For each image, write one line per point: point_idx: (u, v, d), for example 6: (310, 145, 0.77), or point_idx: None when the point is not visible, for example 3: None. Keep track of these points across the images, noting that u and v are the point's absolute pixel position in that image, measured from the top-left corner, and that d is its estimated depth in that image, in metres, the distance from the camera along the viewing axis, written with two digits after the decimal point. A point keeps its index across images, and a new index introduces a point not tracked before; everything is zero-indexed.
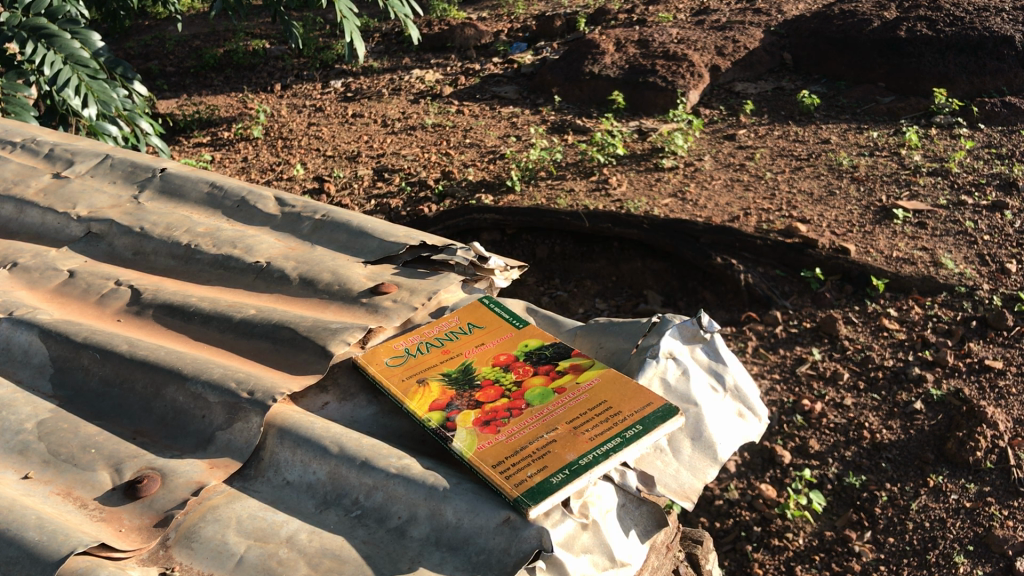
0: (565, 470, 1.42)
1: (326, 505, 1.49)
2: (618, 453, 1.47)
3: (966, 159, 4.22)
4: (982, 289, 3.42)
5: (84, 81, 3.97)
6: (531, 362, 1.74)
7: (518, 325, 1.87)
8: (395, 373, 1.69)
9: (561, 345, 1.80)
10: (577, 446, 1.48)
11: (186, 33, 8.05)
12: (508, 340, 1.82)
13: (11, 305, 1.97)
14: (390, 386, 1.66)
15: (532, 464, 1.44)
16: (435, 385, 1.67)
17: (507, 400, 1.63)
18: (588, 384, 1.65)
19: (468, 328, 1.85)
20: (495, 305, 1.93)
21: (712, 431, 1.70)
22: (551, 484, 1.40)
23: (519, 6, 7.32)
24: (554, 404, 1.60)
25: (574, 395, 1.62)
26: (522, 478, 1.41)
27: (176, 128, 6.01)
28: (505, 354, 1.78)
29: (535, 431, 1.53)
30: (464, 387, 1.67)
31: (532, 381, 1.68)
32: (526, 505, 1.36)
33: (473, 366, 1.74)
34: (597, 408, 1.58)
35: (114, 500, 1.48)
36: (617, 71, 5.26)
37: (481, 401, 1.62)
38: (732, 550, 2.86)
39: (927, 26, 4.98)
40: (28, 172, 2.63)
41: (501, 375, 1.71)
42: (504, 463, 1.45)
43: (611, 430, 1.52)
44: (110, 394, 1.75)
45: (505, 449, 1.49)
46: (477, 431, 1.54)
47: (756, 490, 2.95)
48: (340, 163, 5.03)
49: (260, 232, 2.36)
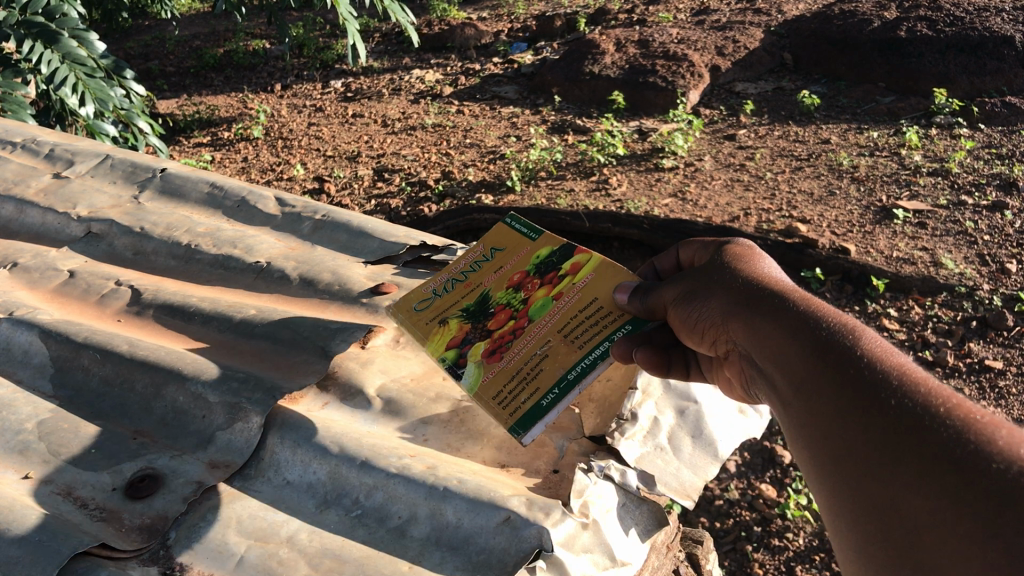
0: (555, 388, 1.41)
1: (326, 505, 1.49)
2: (608, 357, 1.44)
3: (966, 159, 4.22)
4: (982, 289, 3.41)
5: (80, 79, 3.98)
6: (539, 275, 1.65)
7: (535, 236, 1.75)
8: (422, 317, 1.65)
9: (568, 244, 1.69)
10: (566, 358, 1.45)
11: (186, 33, 8.03)
12: (525, 255, 1.72)
13: (11, 305, 1.97)
14: (415, 332, 1.63)
15: (525, 388, 1.44)
16: (453, 322, 1.62)
17: (515, 322, 1.57)
18: (583, 284, 1.58)
19: (491, 253, 1.76)
20: (517, 220, 1.82)
21: (713, 428, 1.65)
22: (542, 407, 1.40)
23: (519, 6, 7.32)
24: (551, 315, 1.55)
25: (570, 300, 1.56)
26: (516, 406, 1.42)
27: (177, 128, 6.01)
28: (519, 272, 1.68)
29: (530, 348, 1.50)
30: (479, 317, 1.61)
31: (535, 294, 1.61)
32: (517, 433, 1.37)
33: (490, 293, 1.66)
34: (589, 310, 1.53)
35: (114, 500, 1.48)
36: (617, 70, 5.26)
37: (491, 328, 1.57)
38: (732, 551, 2.69)
39: (927, 26, 4.98)
40: (28, 172, 2.63)
41: (513, 296, 1.63)
42: (501, 392, 1.45)
43: (600, 334, 1.48)
44: (110, 393, 1.75)
45: (504, 376, 1.47)
46: (484, 362, 1.51)
47: (756, 490, 2.81)
48: (340, 163, 5.03)
49: (261, 232, 2.36)
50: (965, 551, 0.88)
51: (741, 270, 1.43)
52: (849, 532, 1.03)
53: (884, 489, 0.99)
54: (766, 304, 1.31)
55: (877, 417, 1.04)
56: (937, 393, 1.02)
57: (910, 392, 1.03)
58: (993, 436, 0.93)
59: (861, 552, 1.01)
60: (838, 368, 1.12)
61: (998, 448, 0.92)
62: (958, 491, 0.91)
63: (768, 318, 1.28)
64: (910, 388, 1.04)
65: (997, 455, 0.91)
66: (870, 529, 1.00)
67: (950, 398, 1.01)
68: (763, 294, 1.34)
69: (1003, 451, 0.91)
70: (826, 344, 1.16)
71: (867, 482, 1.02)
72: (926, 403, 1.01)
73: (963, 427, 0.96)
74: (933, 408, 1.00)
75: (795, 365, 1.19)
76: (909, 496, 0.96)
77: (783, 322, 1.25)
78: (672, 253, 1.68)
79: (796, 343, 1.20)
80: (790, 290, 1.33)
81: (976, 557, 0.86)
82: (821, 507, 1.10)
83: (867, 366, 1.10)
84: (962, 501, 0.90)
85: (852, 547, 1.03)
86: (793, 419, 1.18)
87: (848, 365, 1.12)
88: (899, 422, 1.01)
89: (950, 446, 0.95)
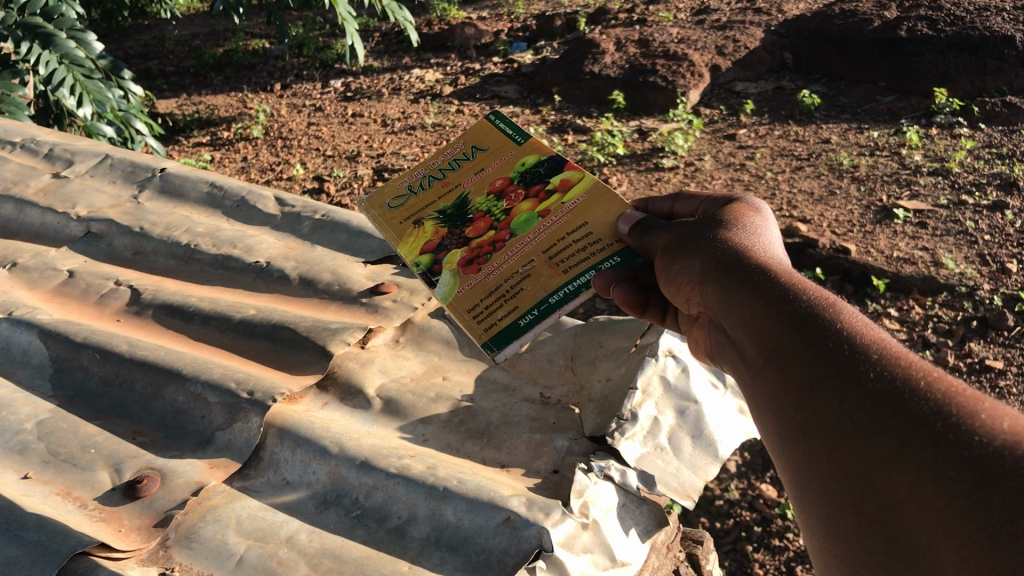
0: (535, 310, 1.43)
1: (326, 505, 1.49)
2: (590, 286, 1.45)
3: (966, 159, 4.21)
4: (982, 290, 3.40)
5: (78, 80, 3.97)
6: (523, 185, 1.62)
7: (520, 140, 1.70)
8: (396, 216, 1.65)
9: (557, 157, 1.65)
10: (549, 281, 1.45)
11: (185, 33, 8.01)
12: (508, 159, 1.68)
13: (11, 305, 1.97)
14: (388, 232, 1.63)
15: (503, 305, 1.45)
16: (429, 225, 1.61)
17: (495, 233, 1.56)
18: (573, 204, 1.55)
19: (471, 152, 1.71)
20: (500, 118, 1.75)
21: (713, 428, 1.64)
22: (519, 327, 1.42)
23: (519, 6, 7.30)
24: (536, 233, 1.53)
25: (557, 219, 1.54)
26: (492, 322, 1.44)
27: (176, 128, 5.99)
28: (501, 178, 1.65)
29: (512, 264, 1.50)
30: (457, 223, 1.60)
31: (519, 207, 1.59)
32: (491, 351, 1.40)
33: (469, 197, 1.63)
34: (577, 233, 1.51)
35: (114, 500, 1.48)
36: (617, 70, 5.25)
37: (469, 237, 1.56)
38: (732, 551, 2.68)
39: (927, 26, 4.96)
40: (28, 172, 2.63)
41: (494, 204, 1.61)
42: (478, 306, 1.46)
43: (587, 261, 1.47)
44: (109, 393, 1.75)
45: (481, 290, 1.48)
46: (460, 272, 1.51)
47: (756, 490, 2.80)
48: (340, 163, 5.02)
49: (260, 232, 2.35)
50: (946, 528, 0.82)
51: (725, 232, 1.35)
52: (821, 512, 0.97)
53: (859, 465, 0.93)
54: (744, 270, 1.24)
55: (855, 390, 0.97)
56: (918, 366, 0.96)
57: (889, 365, 0.97)
58: (975, 411, 0.88)
59: (832, 532, 0.95)
60: (815, 339, 1.05)
61: (980, 422, 0.86)
62: (940, 466, 0.85)
63: (744, 282, 1.21)
64: (889, 362, 0.97)
65: (978, 430, 0.85)
66: (843, 509, 0.94)
67: (931, 372, 0.95)
68: (743, 258, 1.26)
69: (985, 426, 0.85)
70: (804, 314, 1.10)
71: (839, 457, 0.95)
72: (906, 376, 0.94)
73: (944, 400, 0.90)
74: (913, 382, 0.94)
75: (768, 332, 1.13)
76: (886, 471, 0.90)
77: (760, 290, 1.18)
78: (668, 198, 1.62)
79: (771, 310, 1.14)
80: (771, 258, 1.27)
81: (958, 536, 0.81)
82: (791, 484, 1.03)
83: (846, 338, 1.03)
84: (944, 475, 0.84)
85: (823, 527, 0.97)
86: (761, 386, 1.12)
87: (826, 336, 1.05)
88: (877, 395, 0.94)
89: (931, 420, 0.89)
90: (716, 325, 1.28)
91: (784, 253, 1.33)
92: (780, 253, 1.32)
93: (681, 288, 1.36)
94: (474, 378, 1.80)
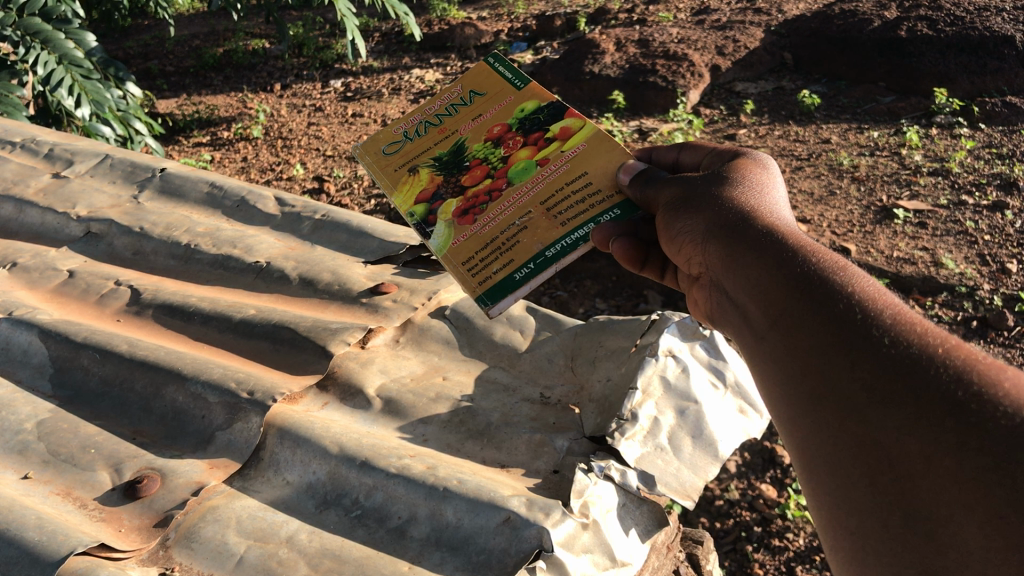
0: (531, 263, 1.44)
1: (326, 505, 1.49)
2: (589, 239, 1.46)
3: (966, 159, 4.22)
4: (982, 290, 3.39)
5: (77, 81, 3.97)
6: (522, 133, 1.61)
7: (519, 85, 1.68)
8: (390, 163, 1.64)
9: (557, 104, 1.64)
10: (546, 233, 1.46)
11: (185, 34, 8.00)
12: (507, 105, 1.66)
13: (10, 305, 1.97)
14: (382, 178, 1.63)
15: (498, 259, 1.46)
16: (425, 173, 1.60)
17: (492, 182, 1.56)
18: (573, 153, 1.55)
19: (469, 97, 1.69)
20: (499, 62, 1.72)
21: (713, 428, 1.64)
22: (514, 281, 1.44)
23: (519, 6, 7.29)
24: (533, 182, 1.54)
25: (555, 168, 1.54)
26: (487, 276, 1.45)
27: (176, 128, 5.99)
28: (500, 124, 1.64)
29: (507, 217, 1.50)
30: (453, 170, 1.59)
31: (517, 154, 1.58)
32: (487, 305, 1.42)
33: (466, 144, 1.63)
34: (576, 183, 1.52)
35: (114, 500, 1.48)
36: (617, 70, 5.23)
37: (465, 186, 1.57)
38: (733, 551, 2.68)
39: (927, 25, 4.95)
40: (28, 172, 2.63)
41: (491, 151, 1.60)
42: (473, 259, 1.48)
43: (586, 214, 1.48)
44: (109, 394, 1.75)
45: (477, 242, 1.49)
46: (455, 223, 1.52)
47: (756, 490, 2.80)
48: (340, 163, 5.02)
49: (260, 232, 2.35)
50: (967, 503, 0.83)
51: (731, 194, 1.34)
52: (828, 480, 0.98)
53: (870, 434, 0.93)
54: (749, 233, 1.22)
55: (867, 355, 0.96)
56: (934, 333, 0.96)
57: (904, 331, 0.96)
58: (998, 379, 0.88)
59: (838, 498, 0.96)
60: (824, 301, 1.04)
61: (1004, 393, 0.86)
62: (961, 438, 0.85)
63: (750, 247, 1.20)
64: (903, 329, 0.97)
65: (1003, 400, 0.85)
66: (853, 476, 0.94)
67: (947, 339, 0.95)
68: (748, 220, 1.25)
69: (1009, 396, 0.86)
70: (811, 275, 1.08)
71: (849, 423, 0.95)
72: (923, 343, 0.94)
73: (965, 368, 0.90)
74: (931, 349, 0.93)
75: (775, 294, 1.11)
76: (901, 441, 0.90)
77: (766, 252, 1.17)
78: (672, 148, 1.64)
79: (779, 273, 1.12)
80: (776, 219, 1.26)
81: (981, 510, 0.82)
82: (795, 446, 1.04)
83: (857, 302, 1.02)
84: (968, 449, 0.85)
85: (830, 493, 0.98)
86: (764, 347, 1.11)
87: (836, 300, 1.04)
88: (893, 361, 0.94)
89: (951, 389, 0.89)
90: (718, 288, 1.27)
91: (788, 213, 1.33)
92: (784, 213, 1.32)
93: (683, 249, 1.36)
94: (474, 377, 1.80)
